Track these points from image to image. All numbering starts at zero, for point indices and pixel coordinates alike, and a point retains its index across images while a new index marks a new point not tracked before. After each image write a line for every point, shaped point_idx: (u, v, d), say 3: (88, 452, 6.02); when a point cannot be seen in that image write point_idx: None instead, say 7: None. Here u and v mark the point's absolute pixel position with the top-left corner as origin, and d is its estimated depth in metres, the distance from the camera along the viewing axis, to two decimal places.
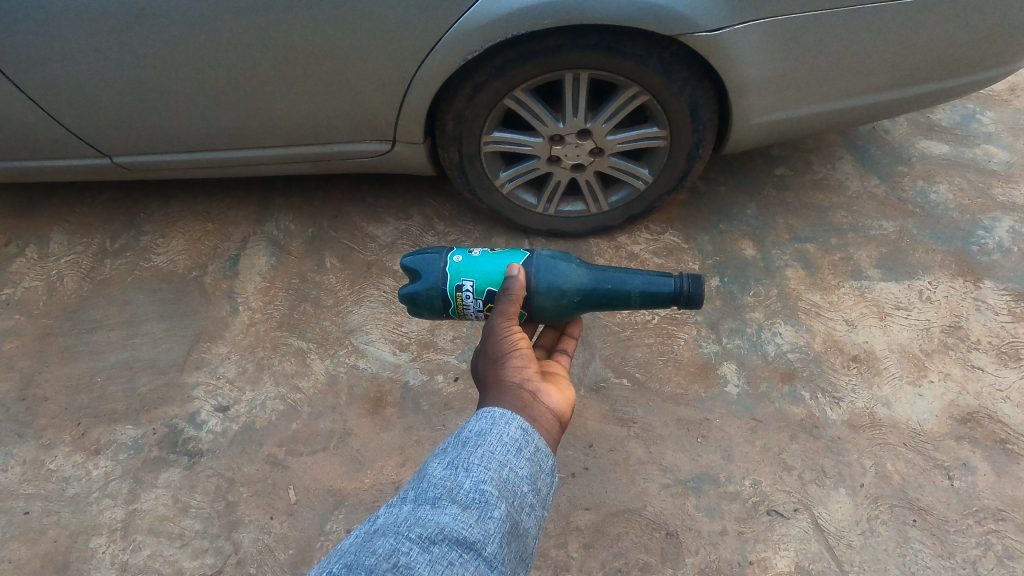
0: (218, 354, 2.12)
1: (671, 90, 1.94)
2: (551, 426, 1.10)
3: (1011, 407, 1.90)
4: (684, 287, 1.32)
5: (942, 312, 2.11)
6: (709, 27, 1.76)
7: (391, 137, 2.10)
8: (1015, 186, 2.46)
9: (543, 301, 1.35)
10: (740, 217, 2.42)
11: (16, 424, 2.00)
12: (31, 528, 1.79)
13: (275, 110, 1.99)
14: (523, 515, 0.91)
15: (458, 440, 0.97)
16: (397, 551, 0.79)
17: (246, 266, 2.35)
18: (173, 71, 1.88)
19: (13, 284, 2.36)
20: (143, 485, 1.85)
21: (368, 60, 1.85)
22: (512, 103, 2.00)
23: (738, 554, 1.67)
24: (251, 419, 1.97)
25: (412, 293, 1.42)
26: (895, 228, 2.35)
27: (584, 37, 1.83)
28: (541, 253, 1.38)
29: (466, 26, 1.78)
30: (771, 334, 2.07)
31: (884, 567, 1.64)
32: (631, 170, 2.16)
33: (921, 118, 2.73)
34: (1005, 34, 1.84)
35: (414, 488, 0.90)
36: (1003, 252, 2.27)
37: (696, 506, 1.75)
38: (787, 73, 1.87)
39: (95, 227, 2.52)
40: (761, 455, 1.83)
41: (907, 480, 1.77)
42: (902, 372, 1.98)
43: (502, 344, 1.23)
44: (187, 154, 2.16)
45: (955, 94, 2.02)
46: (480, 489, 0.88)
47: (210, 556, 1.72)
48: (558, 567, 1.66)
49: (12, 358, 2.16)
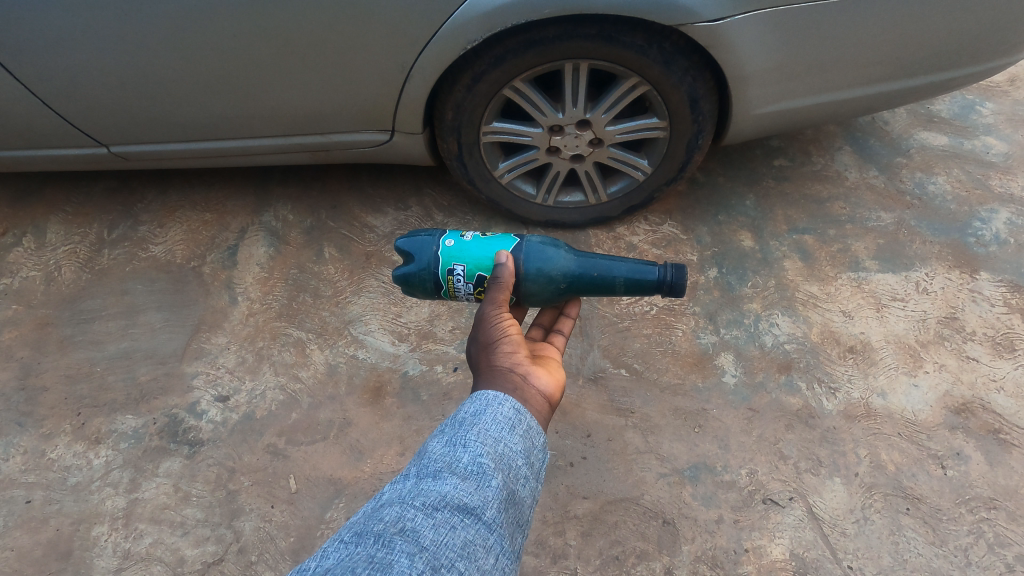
0: (218, 344, 2.13)
1: (671, 80, 1.93)
2: (543, 406, 1.10)
3: (1005, 398, 1.92)
4: (667, 276, 1.33)
5: (938, 304, 2.12)
6: (709, 18, 1.75)
7: (390, 127, 2.09)
8: (1013, 178, 2.47)
9: (531, 287, 1.36)
10: (738, 208, 2.42)
11: (17, 414, 2.01)
12: (33, 517, 1.80)
13: (274, 99, 1.98)
14: (519, 485, 0.92)
15: (455, 421, 0.97)
16: (403, 518, 0.80)
17: (246, 256, 2.34)
18: (170, 61, 1.87)
19: (11, 273, 2.36)
20: (143, 474, 1.86)
21: (368, 50, 1.84)
22: (512, 94, 1.99)
23: (735, 542, 1.69)
24: (251, 409, 1.97)
25: (405, 275, 1.43)
26: (893, 219, 2.36)
27: (584, 26, 1.82)
28: (530, 238, 1.38)
29: (465, 17, 1.77)
30: (769, 324, 2.09)
31: (878, 554, 1.66)
32: (631, 161, 2.15)
33: (921, 110, 2.73)
34: (1007, 24, 1.83)
35: (415, 465, 0.91)
36: (1000, 244, 2.28)
37: (693, 495, 1.77)
38: (787, 64, 1.86)
39: (92, 217, 2.51)
40: (758, 445, 1.85)
41: (901, 469, 1.80)
42: (897, 363, 2.00)
43: (493, 331, 1.22)
44: (184, 143, 2.15)
45: (955, 86, 2.02)
46: (478, 462, 0.90)
47: (211, 545, 1.73)
48: (556, 555, 1.68)
49: (10, 349, 2.16)
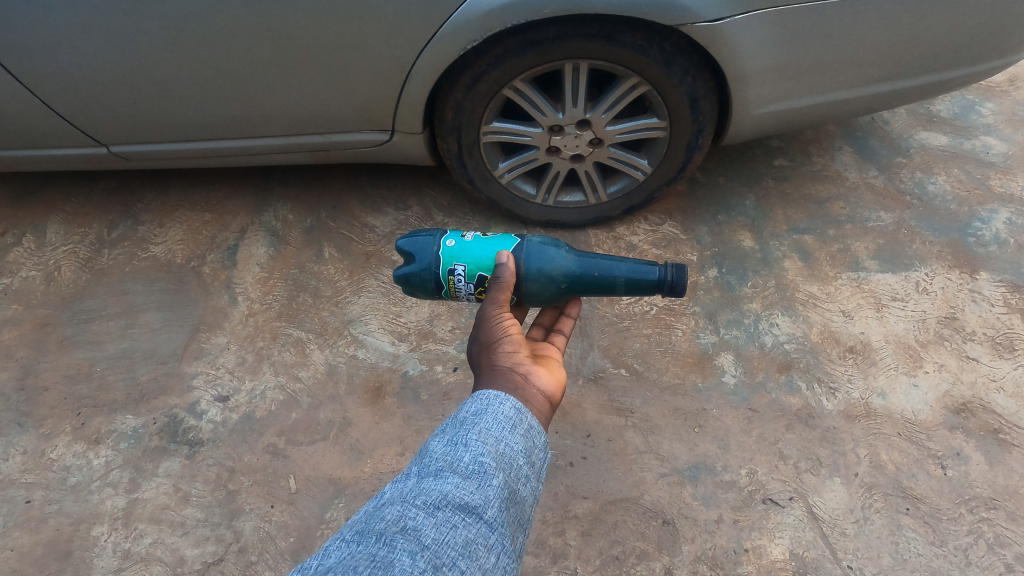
0: (218, 344, 2.13)
1: (671, 81, 1.93)
2: (543, 406, 1.10)
3: (1005, 398, 1.92)
4: (667, 276, 1.33)
5: (938, 304, 2.12)
6: (709, 18, 1.75)
7: (390, 127, 2.09)
8: (1013, 178, 2.47)
9: (532, 287, 1.36)
10: (738, 208, 2.42)
11: (17, 414, 2.01)
12: (33, 517, 1.80)
13: (274, 99, 1.98)
14: (520, 485, 0.92)
15: (456, 420, 0.97)
16: (404, 517, 0.80)
17: (246, 256, 2.34)
18: (170, 60, 1.87)
19: (11, 273, 2.36)
20: (143, 474, 1.86)
21: (368, 50, 1.84)
22: (512, 94, 1.99)
23: (735, 542, 1.69)
24: (251, 409, 1.97)
25: (406, 275, 1.43)
26: (892, 219, 2.36)
27: (584, 26, 1.82)
28: (531, 238, 1.38)
29: (465, 17, 1.77)
30: (769, 324, 2.09)
31: (878, 554, 1.66)
32: (631, 161, 2.15)
33: (921, 109, 2.73)
34: (1006, 24, 1.83)
35: (416, 464, 0.91)
36: (1000, 244, 2.28)
37: (693, 495, 1.77)
38: (787, 64, 1.86)
39: (92, 217, 2.51)
40: (758, 445, 1.85)
41: (901, 469, 1.80)
42: (897, 362, 2.00)
43: (494, 331, 1.22)
44: (184, 143, 2.15)
45: (955, 86, 2.02)
46: (479, 461, 0.90)
47: (211, 545, 1.73)
48: (556, 555, 1.68)
49: (10, 349, 2.16)
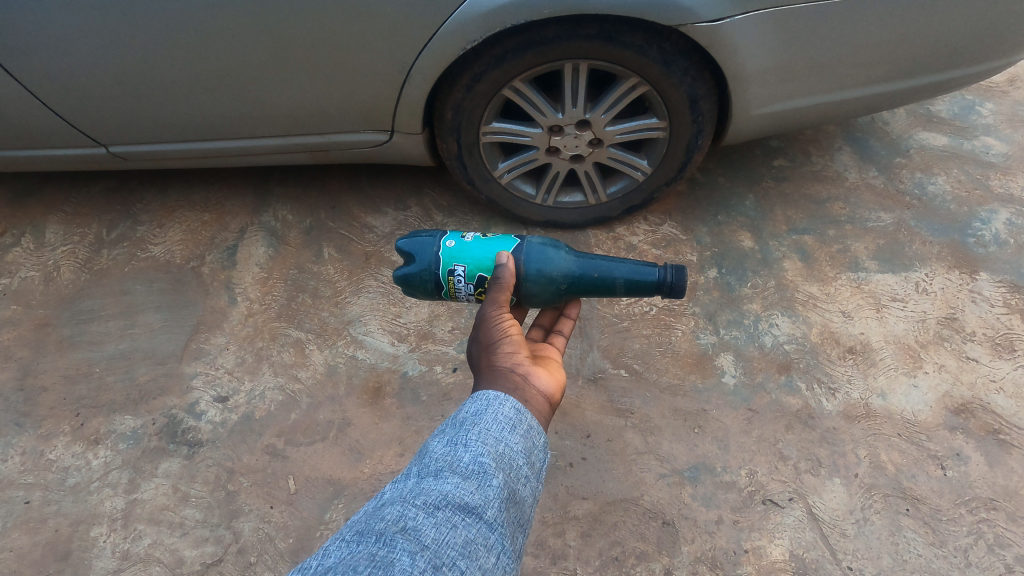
0: (217, 344, 2.12)
1: (671, 81, 1.93)
2: (543, 406, 1.10)
3: (1005, 398, 1.92)
4: (667, 277, 1.33)
5: (938, 304, 2.12)
6: (708, 18, 1.75)
7: (390, 128, 2.09)
8: (1013, 178, 2.47)
9: (531, 288, 1.36)
10: (738, 208, 2.42)
11: (16, 415, 2.00)
12: (32, 518, 1.80)
13: (274, 100, 1.98)
14: (520, 485, 0.92)
15: (456, 421, 0.97)
16: (404, 517, 0.80)
17: (245, 256, 2.34)
18: (169, 60, 1.86)
19: (10, 273, 2.36)
20: (143, 475, 1.86)
21: (367, 50, 1.84)
22: (512, 94, 1.99)
23: (734, 542, 1.69)
24: (251, 409, 1.97)
25: (405, 275, 1.42)
26: (892, 219, 2.36)
27: (584, 27, 1.81)
28: (531, 239, 1.38)
29: (465, 17, 1.77)
30: (769, 325, 2.08)
31: (878, 555, 1.66)
32: (631, 161, 2.15)
33: (921, 110, 2.73)
34: (1006, 24, 1.83)
35: (416, 464, 0.91)
36: (999, 244, 2.28)
37: (692, 495, 1.76)
38: (787, 64, 1.86)
39: (91, 217, 2.51)
40: (758, 446, 1.85)
41: (901, 470, 1.80)
42: (897, 363, 2.00)
43: (494, 331, 1.22)
44: (184, 144, 2.15)
45: (956, 86, 2.02)
46: (479, 461, 0.89)
47: (210, 545, 1.73)
48: (556, 556, 1.68)
49: (10, 349, 2.16)
